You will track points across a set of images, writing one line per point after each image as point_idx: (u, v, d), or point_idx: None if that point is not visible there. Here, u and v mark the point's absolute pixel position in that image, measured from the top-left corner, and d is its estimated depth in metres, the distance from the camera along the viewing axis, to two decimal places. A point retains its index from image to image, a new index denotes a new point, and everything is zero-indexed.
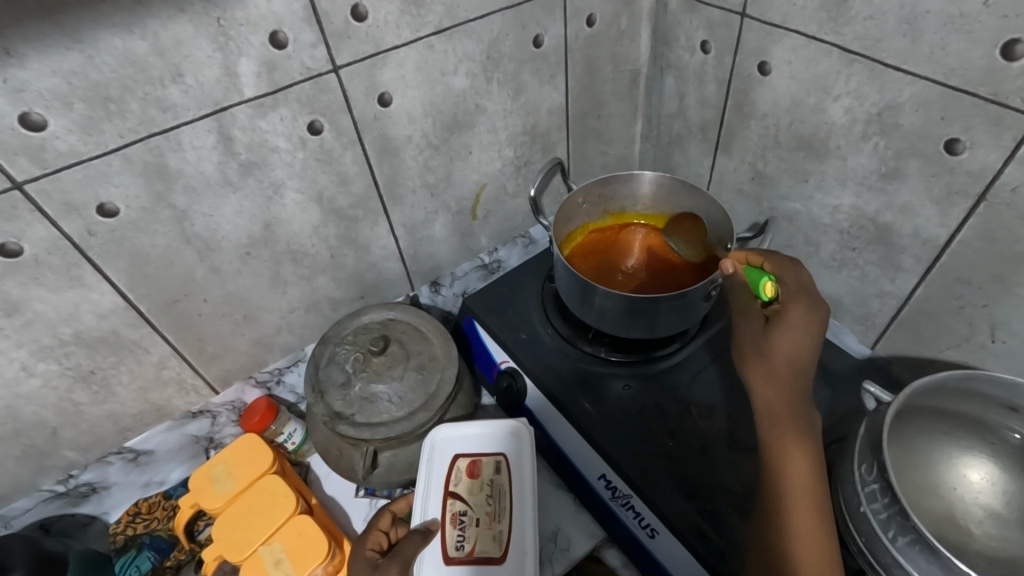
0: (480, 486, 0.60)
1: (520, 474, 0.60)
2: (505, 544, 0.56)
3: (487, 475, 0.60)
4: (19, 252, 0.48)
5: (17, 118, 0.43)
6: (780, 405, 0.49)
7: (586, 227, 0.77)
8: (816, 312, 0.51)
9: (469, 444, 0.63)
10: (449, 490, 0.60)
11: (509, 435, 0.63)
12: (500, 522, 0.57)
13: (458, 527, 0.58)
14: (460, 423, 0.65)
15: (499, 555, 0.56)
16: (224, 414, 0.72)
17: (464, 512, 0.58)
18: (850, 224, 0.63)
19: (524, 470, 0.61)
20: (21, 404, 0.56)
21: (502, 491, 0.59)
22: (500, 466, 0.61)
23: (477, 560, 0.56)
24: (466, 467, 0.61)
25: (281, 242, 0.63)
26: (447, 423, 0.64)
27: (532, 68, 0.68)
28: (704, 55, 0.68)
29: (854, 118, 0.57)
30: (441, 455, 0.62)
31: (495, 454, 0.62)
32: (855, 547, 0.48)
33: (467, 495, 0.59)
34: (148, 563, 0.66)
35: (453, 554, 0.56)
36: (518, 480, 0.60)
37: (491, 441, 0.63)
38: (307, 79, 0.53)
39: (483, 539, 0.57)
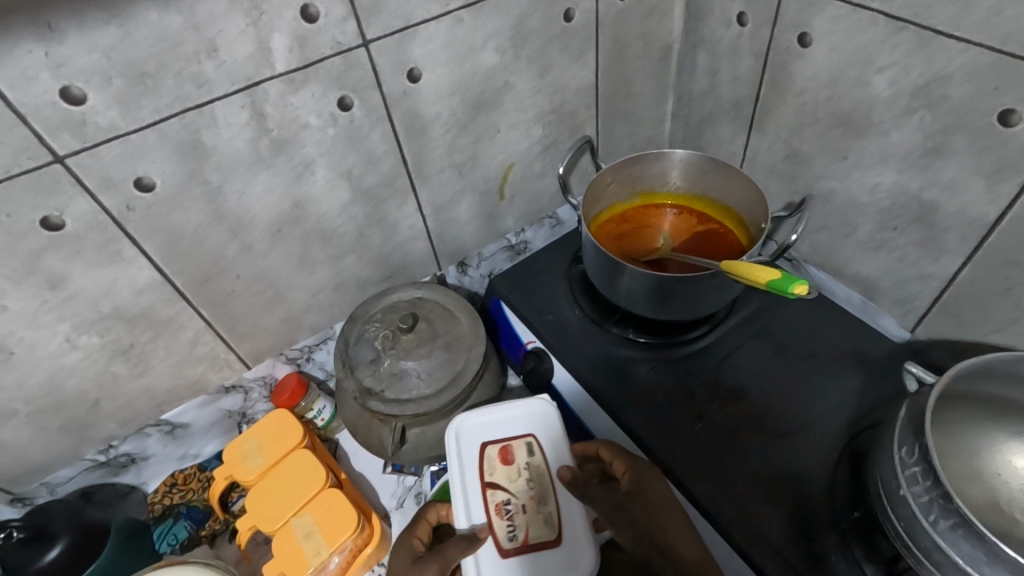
0: (517, 472, 0.60)
1: (552, 450, 0.61)
2: (556, 524, 0.57)
3: (520, 459, 0.61)
4: (61, 226, 0.49)
5: (58, 93, 0.43)
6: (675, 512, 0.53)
7: (614, 208, 0.77)
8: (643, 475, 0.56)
9: (495, 427, 0.63)
10: (488, 480, 0.59)
11: (535, 412, 0.63)
12: (547, 503, 0.58)
13: (505, 517, 0.57)
14: (485, 408, 0.64)
15: (555, 537, 0.56)
16: (256, 389, 0.74)
17: (508, 501, 0.58)
18: (891, 203, 0.61)
19: (557, 444, 0.61)
20: (63, 376, 0.58)
21: (541, 472, 0.60)
22: (533, 446, 0.61)
23: (534, 546, 0.56)
24: (499, 454, 0.61)
25: (311, 221, 0.63)
26: (474, 409, 0.64)
27: (561, 44, 0.67)
28: (740, 28, 0.66)
29: (899, 91, 0.54)
30: (469, 442, 0.62)
31: (522, 434, 0.62)
32: (892, 530, 0.47)
33: (507, 483, 0.59)
34: (185, 532, 0.70)
35: (508, 546, 0.56)
36: (552, 458, 0.60)
37: (517, 420, 0.63)
38: (337, 53, 0.53)
39: (534, 524, 0.57)
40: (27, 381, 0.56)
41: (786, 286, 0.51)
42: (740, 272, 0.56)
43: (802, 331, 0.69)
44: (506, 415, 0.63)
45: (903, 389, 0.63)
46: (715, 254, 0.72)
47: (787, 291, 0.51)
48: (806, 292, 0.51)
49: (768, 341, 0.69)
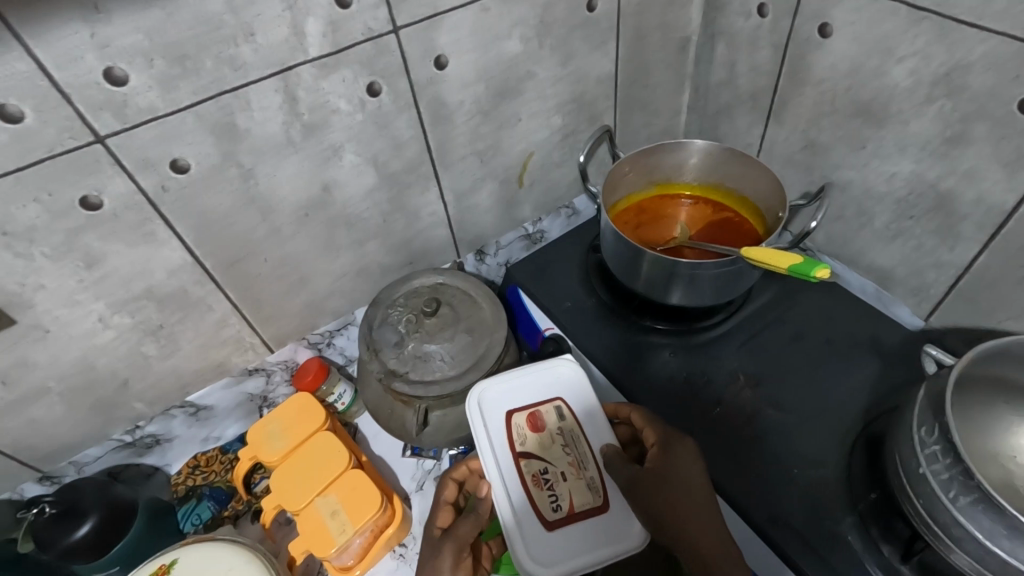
0: (548, 438, 0.61)
1: (581, 413, 0.63)
2: (600, 490, 0.58)
3: (551, 424, 0.62)
4: (99, 206, 0.50)
5: (102, 73, 0.44)
6: (696, 496, 0.54)
7: (631, 198, 0.78)
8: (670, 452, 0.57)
9: (519, 395, 0.64)
10: (521, 451, 0.61)
11: (559, 377, 0.65)
12: (587, 468, 0.59)
13: (545, 487, 0.59)
14: (505, 376, 0.65)
15: (601, 502, 0.58)
16: (278, 372, 0.75)
17: (545, 470, 0.59)
18: (909, 192, 0.62)
19: (586, 406, 0.63)
20: (95, 354, 0.59)
21: (575, 437, 0.61)
22: (562, 410, 0.63)
23: (581, 514, 0.58)
24: (529, 424, 0.62)
25: (337, 205, 0.64)
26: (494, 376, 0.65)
27: (583, 33, 0.68)
28: (760, 19, 0.66)
29: (919, 80, 0.55)
30: (494, 413, 0.63)
31: (548, 399, 0.63)
32: (911, 509, 0.49)
33: (541, 453, 0.60)
34: (208, 512, 0.71)
35: (552, 517, 0.58)
36: (582, 421, 0.62)
37: (542, 386, 0.65)
38: (368, 39, 0.54)
39: (577, 491, 0.59)
40: (60, 358, 0.57)
41: (810, 272, 0.52)
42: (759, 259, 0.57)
43: (817, 319, 0.70)
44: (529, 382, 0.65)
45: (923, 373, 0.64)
46: (733, 242, 0.73)
47: (811, 275, 0.53)
48: (828, 276, 0.53)
49: (784, 328, 0.70)
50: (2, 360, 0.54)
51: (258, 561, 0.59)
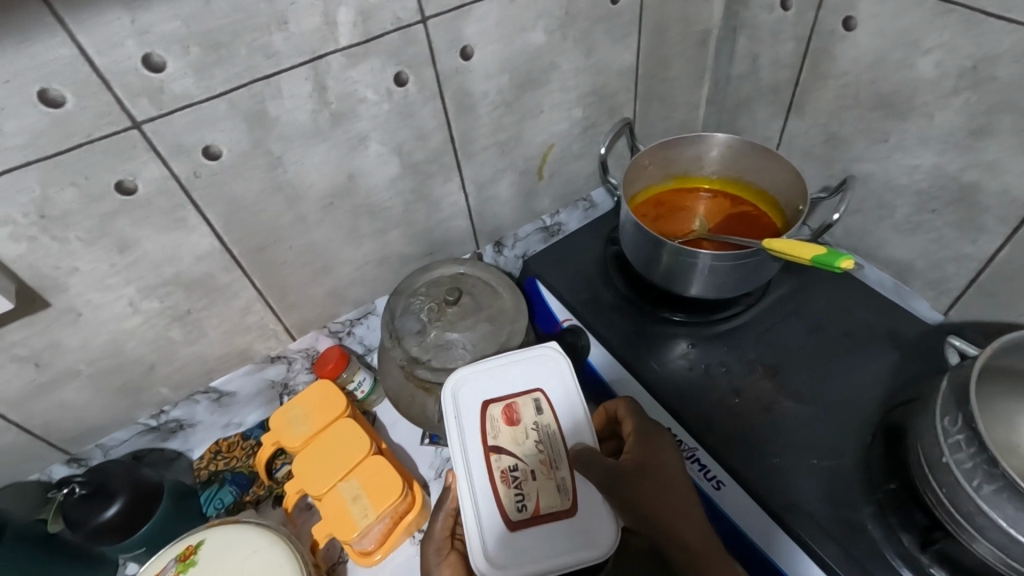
0: (523, 433, 0.59)
1: (559, 410, 0.61)
2: (570, 492, 0.56)
3: (527, 419, 0.60)
4: (134, 190, 0.51)
5: (140, 59, 0.45)
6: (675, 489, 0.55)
7: (649, 190, 0.78)
8: (651, 445, 0.57)
9: (498, 385, 0.62)
10: (492, 445, 0.59)
11: (543, 368, 0.63)
12: (559, 469, 0.57)
13: (512, 485, 0.57)
14: (483, 364, 0.63)
15: (569, 506, 0.56)
16: (299, 360, 0.76)
17: (515, 467, 0.57)
18: (930, 184, 0.62)
19: (567, 402, 0.61)
20: (124, 338, 0.60)
21: (550, 434, 0.59)
22: (540, 404, 0.61)
23: (546, 517, 0.56)
24: (504, 416, 0.60)
25: (361, 194, 0.65)
26: (472, 362, 0.63)
27: (606, 25, 0.68)
28: (783, 12, 0.66)
29: (944, 72, 0.56)
30: (470, 402, 0.61)
31: (529, 391, 0.62)
32: (935, 498, 0.49)
33: (513, 449, 0.58)
34: (230, 497, 0.71)
35: (517, 518, 0.56)
36: (560, 417, 0.60)
37: (523, 377, 0.63)
38: (396, 29, 0.55)
39: (545, 493, 0.56)
40: (91, 341, 0.59)
41: (835, 263, 0.53)
42: (782, 251, 0.58)
43: (837, 311, 0.71)
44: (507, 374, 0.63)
45: (944, 365, 0.64)
46: (751, 235, 0.73)
47: (835, 266, 0.53)
48: (852, 267, 0.53)
49: (802, 320, 0.70)
50: (36, 342, 0.55)
51: (282, 544, 0.59)
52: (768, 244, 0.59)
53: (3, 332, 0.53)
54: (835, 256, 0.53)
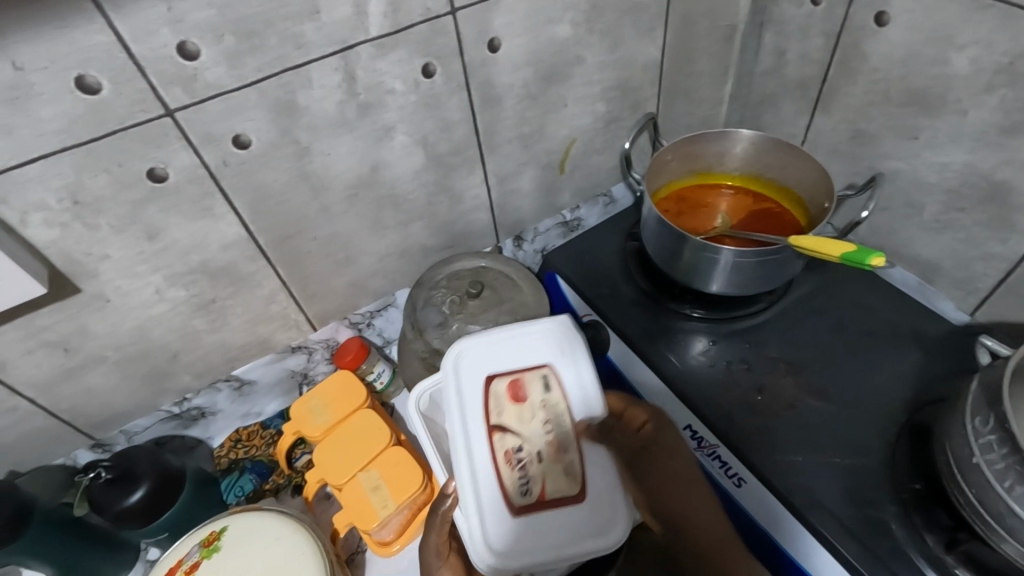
0: (530, 411, 0.54)
1: (569, 384, 0.56)
2: (579, 478, 0.52)
3: (534, 395, 0.55)
4: (164, 178, 0.52)
5: (175, 47, 0.46)
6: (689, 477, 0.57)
7: (671, 185, 0.77)
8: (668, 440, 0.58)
9: (502, 359, 0.57)
10: (495, 423, 0.53)
11: (551, 339, 0.58)
12: (568, 452, 0.53)
13: (516, 468, 0.52)
14: (488, 335, 0.59)
15: (578, 492, 0.52)
16: (319, 351, 0.77)
17: (520, 448, 0.52)
18: (960, 182, 0.62)
19: (580, 378, 0.56)
20: (150, 325, 0.61)
21: (560, 414, 0.54)
22: (549, 380, 0.56)
23: (552, 502, 0.52)
24: (509, 391, 0.55)
25: (385, 185, 0.65)
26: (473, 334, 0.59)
27: (632, 18, 0.68)
28: (812, 7, 0.66)
29: (980, 68, 0.55)
30: (472, 376, 0.56)
31: (536, 366, 0.57)
32: (963, 499, 0.49)
33: (519, 428, 0.53)
34: (250, 485, 0.73)
35: (520, 503, 0.51)
36: (570, 394, 0.55)
37: (530, 351, 0.58)
38: (425, 20, 0.55)
39: (553, 477, 0.52)
40: (118, 328, 0.59)
41: (865, 260, 0.53)
42: (809, 247, 0.57)
43: (861, 310, 0.70)
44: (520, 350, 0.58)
45: (975, 364, 0.64)
46: (775, 231, 0.72)
47: (864, 263, 0.53)
48: (883, 264, 0.53)
49: (825, 318, 0.70)
50: (65, 327, 0.56)
51: (302, 532, 0.59)
52: (794, 241, 0.59)
53: (34, 317, 0.54)
54: (865, 254, 0.53)
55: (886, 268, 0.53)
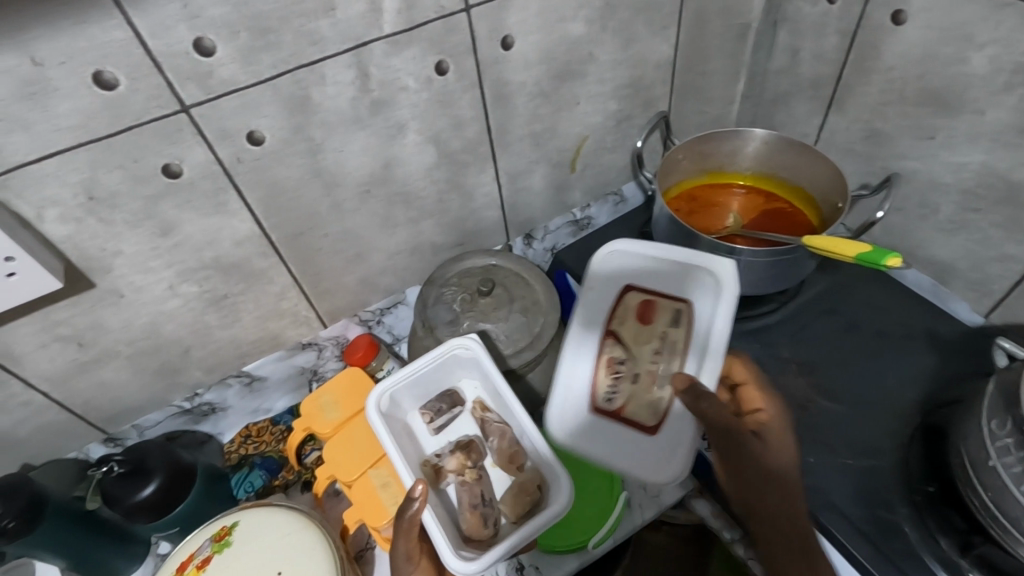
0: (653, 334, 0.56)
1: (708, 326, 0.54)
2: (660, 413, 0.54)
3: (661, 324, 0.56)
4: (179, 174, 0.52)
5: (192, 43, 0.46)
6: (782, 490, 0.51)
7: (683, 185, 0.77)
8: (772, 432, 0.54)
9: (652, 276, 0.59)
10: (612, 328, 0.57)
11: (701, 278, 0.57)
12: (662, 388, 0.54)
13: (614, 373, 0.56)
14: (638, 245, 0.60)
15: (652, 425, 0.54)
16: (329, 347, 0.77)
17: (623, 361, 0.56)
18: (977, 183, 0.62)
19: (712, 326, 0.54)
20: (163, 321, 0.61)
21: (674, 347, 0.55)
22: (681, 316, 0.56)
23: (627, 419, 0.55)
24: (636, 309, 0.57)
25: (397, 182, 0.65)
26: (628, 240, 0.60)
27: (646, 16, 0.68)
28: (828, 6, 0.65)
29: (998, 68, 0.55)
30: (609, 280, 0.60)
31: (679, 296, 0.57)
32: (978, 502, 0.48)
33: (629, 344, 0.56)
34: (260, 480, 0.72)
35: (602, 404, 0.56)
36: (694, 334, 0.55)
37: (681, 280, 0.58)
38: (439, 17, 0.55)
39: (638, 402, 0.55)
40: (131, 323, 0.59)
41: (881, 259, 0.52)
42: (824, 246, 0.57)
43: (874, 311, 0.69)
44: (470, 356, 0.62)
45: (991, 366, 0.63)
46: (787, 232, 0.72)
47: (880, 263, 0.53)
48: (899, 265, 0.52)
49: (838, 318, 0.69)
50: (80, 322, 0.56)
51: (313, 528, 0.59)
52: (808, 240, 0.59)
53: (50, 311, 0.54)
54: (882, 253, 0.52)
55: (902, 269, 0.52)
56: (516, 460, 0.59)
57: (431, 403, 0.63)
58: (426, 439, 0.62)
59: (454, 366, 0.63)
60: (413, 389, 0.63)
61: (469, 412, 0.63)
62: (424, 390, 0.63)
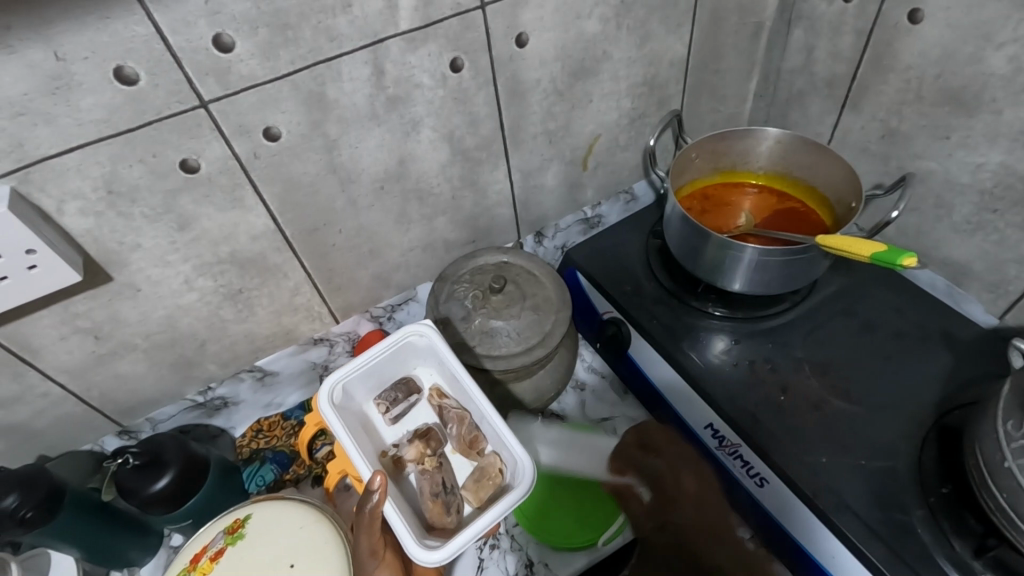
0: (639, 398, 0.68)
1: None
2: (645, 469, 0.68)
3: None
4: (196, 169, 0.52)
5: (211, 40, 0.46)
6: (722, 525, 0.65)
7: (695, 184, 0.77)
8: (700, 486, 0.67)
9: None
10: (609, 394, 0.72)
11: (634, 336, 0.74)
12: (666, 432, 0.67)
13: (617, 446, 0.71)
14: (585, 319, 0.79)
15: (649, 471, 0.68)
16: (341, 343, 0.77)
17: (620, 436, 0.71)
18: (995, 183, 0.61)
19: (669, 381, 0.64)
20: (179, 314, 0.62)
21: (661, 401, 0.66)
22: None
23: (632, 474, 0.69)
24: None
25: (411, 179, 0.65)
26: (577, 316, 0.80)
27: (661, 14, 0.67)
28: (844, 4, 0.65)
29: (1018, 67, 0.54)
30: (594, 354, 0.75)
31: None
32: (993, 503, 0.48)
33: None
34: (271, 475, 0.73)
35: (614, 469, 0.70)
36: None
37: None
38: (456, 15, 0.55)
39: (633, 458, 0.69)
40: (149, 316, 0.60)
41: (896, 259, 0.52)
42: (838, 245, 0.57)
43: (889, 312, 0.69)
44: (424, 343, 0.63)
45: (1007, 367, 0.63)
46: (801, 231, 0.71)
47: (896, 263, 0.52)
48: (914, 264, 0.52)
49: (852, 318, 0.69)
50: (98, 314, 0.57)
51: (325, 522, 0.59)
52: (822, 240, 0.58)
53: (70, 304, 0.55)
54: (896, 253, 0.52)
55: (918, 268, 0.52)
56: (476, 445, 0.60)
57: (387, 393, 0.64)
58: (384, 430, 0.64)
59: (408, 354, 0.65)
60: (368, 380, 0.64)
61: (427, 400, 0.65)
62: (378, 380, 0.65)
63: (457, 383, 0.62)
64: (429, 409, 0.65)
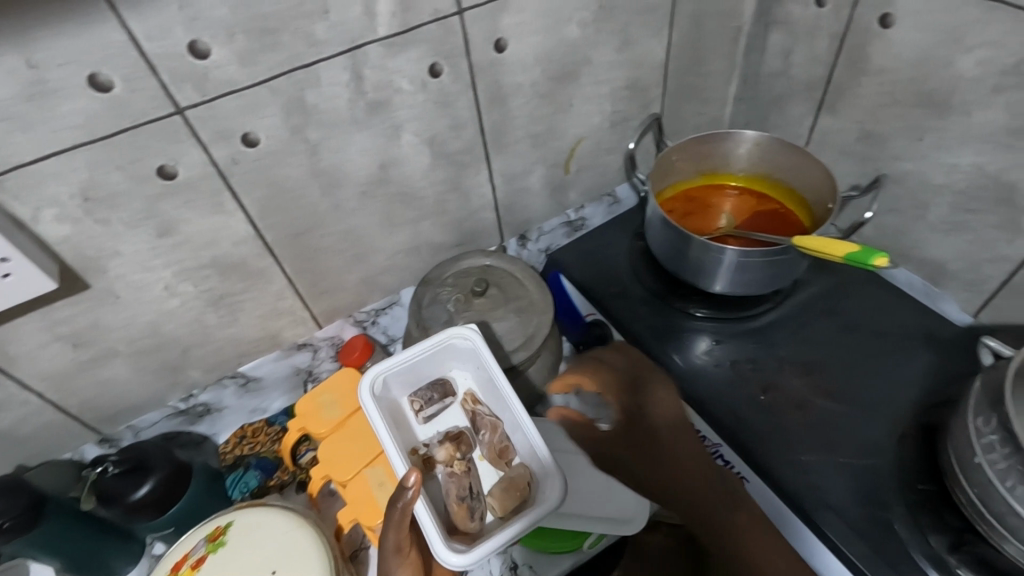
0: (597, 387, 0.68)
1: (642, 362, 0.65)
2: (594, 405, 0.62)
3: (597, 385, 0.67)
4: (175, 175, 0.52)
5: (187, 46, 0.46)
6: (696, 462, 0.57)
7: (677, 186, 0.78)
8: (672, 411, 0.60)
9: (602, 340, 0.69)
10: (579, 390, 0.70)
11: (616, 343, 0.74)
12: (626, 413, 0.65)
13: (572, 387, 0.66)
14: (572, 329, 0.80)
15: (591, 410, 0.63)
16: (325, 348, 0.77)
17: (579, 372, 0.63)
18: (969, 183, 0.62)
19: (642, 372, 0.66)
20: (162, 320, 0.61)
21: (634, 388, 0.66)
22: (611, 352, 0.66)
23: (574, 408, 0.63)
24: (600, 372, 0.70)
25: (394, 183, 0.65)
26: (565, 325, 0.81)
27: (641, 19, 0.68)
28: (819, 9, 0.66)
29: (987, 70, 0.55)
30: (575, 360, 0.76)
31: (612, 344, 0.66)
32: (965, 498, 0.49)
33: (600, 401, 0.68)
34: (255, 481, 0.72)
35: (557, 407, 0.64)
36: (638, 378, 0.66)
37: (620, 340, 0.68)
38: (434, 20, 0.55)
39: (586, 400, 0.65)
40: (132, 322, 0.60)
41: (868, 259, 0.53)
42: (814, 246, 0.58)
43: (868, 312, 0.70)
44: (469, 346, 0.63)
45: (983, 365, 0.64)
46: (780, 232, 0.72)
47: (868, 262, 0.53)
48: (886, 264, 0.53)
49: (834, 317, 0.70)
50: (79, 321, 0.56)
51: (308, 529, 0.59)
52: (799, 241, 0.59)
53: (49, 311, 0.54)
54: (868, 254, 0.53)
55: (889, 268, 0.53)
56: (505, 455, 0.61)
57: (421, 392, 0.64)
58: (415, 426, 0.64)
59: (447, 355, 0.65)
60: (405, 376, 0.64)
61: (461, 403, 0.65)
62: (414, 377, 0.65)
63: (493, 389, 0.63)
64: (460, 413, 0.65)
